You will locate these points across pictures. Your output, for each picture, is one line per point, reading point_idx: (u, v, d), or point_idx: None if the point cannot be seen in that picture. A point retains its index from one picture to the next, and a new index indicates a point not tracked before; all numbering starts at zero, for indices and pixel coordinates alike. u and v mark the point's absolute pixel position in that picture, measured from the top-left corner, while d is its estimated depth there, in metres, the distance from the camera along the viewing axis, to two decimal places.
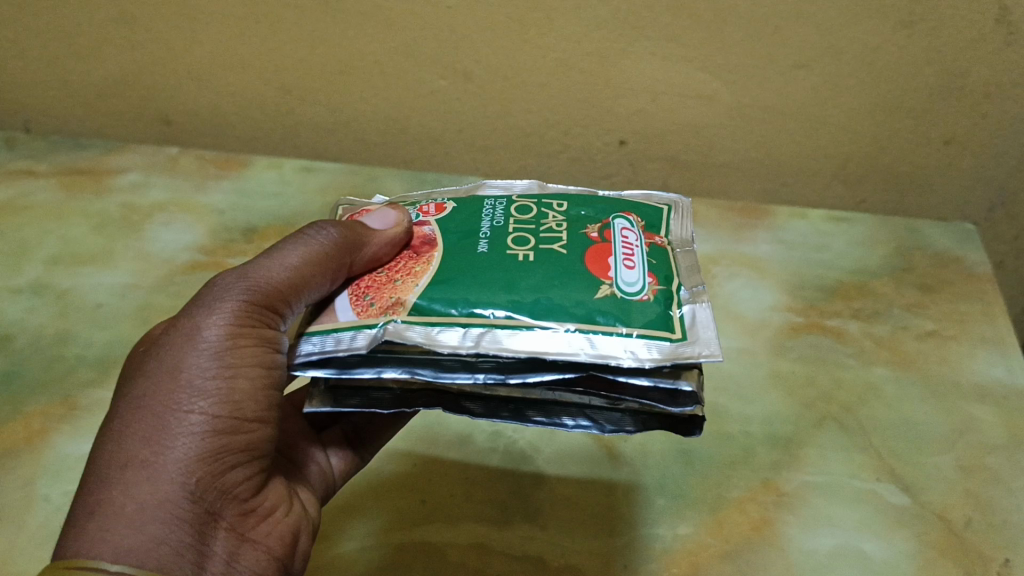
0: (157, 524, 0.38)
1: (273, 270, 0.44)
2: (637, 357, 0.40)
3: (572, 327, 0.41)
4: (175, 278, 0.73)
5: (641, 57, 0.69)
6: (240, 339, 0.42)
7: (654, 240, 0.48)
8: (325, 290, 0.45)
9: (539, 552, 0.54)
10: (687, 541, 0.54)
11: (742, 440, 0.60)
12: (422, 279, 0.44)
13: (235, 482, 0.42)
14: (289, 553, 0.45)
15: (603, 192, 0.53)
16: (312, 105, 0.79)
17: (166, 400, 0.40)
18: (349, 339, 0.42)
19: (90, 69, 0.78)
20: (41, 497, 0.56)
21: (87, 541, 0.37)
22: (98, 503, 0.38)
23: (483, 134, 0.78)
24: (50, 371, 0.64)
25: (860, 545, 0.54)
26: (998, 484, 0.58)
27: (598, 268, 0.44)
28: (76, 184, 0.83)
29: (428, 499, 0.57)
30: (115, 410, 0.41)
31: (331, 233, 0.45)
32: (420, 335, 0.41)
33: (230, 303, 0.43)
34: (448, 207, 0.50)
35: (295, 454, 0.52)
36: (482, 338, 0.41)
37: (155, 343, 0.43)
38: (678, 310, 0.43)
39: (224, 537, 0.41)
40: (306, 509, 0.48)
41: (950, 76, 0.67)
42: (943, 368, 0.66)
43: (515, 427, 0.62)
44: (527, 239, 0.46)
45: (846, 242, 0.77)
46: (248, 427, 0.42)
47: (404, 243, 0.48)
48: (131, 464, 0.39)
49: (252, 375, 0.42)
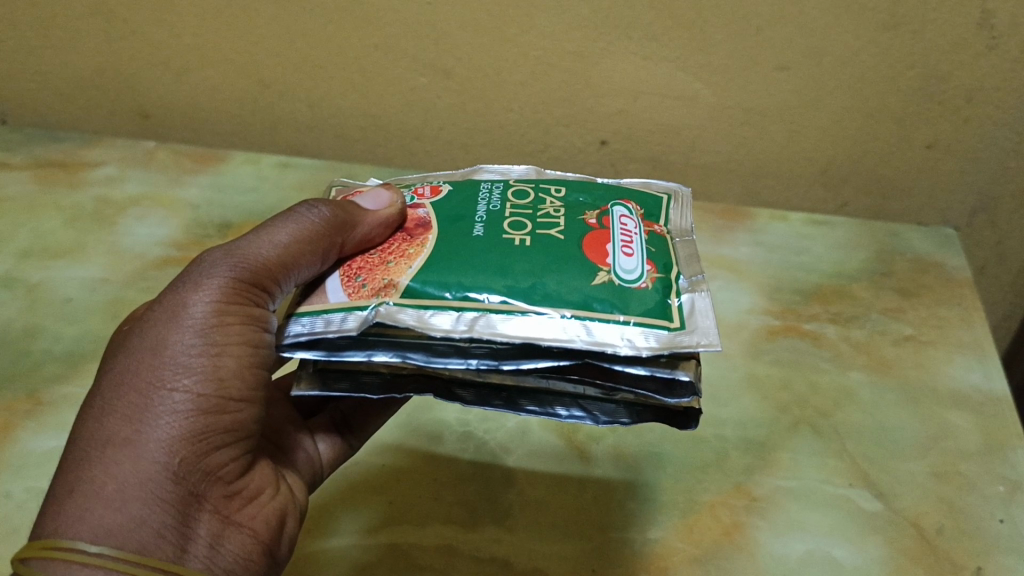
0: (138, 505, 0.38)
1: (262, 248, 0.43)
2: (633, 346, 0.40)
3: (568, 313, 0.41)
4: (146, 273, 0.72)
5: (623, 56, 0.69)
6: (226, 316, 0.42)
7: (652, 228, 0.47)
8: (316, 269, 0.44)
9: (506, 554, 0.53)
10: (658, 545, 0.54)
11: (714, 443, 0.60)
12: (416, 261, 0.43)
13: (219, 464, 0.41)
14: (275, 538, 0.44)
15: (603, 179, 0.53)
16: (291, 100, 0.78)
17: (150, 376, 0.40)
18: (339, 321, 0.41)
19: (68, 60, 0.78)
20: (4, 493, 0.55)
21: (66, 520, 0.37)
22: (78, 482, 0.38)
23: (462, 132, 0.78)
24: (17, 366, 0.63)
25: (831, 551, 0.54)
26: (972, 492, 0.57)
27: (596, 254, 0.44)
28: (51, 177, 0.82)
29: (394, 500, 0.56)
30: (97, 387, 0.41)
31: (322, 212, 0.44)
32: (412, 318, 0.40)
33: (217, 279, 0.42)
34: (443, 190, 0.49)
35: (282, 440, 0.51)
36: (476, 322, 0.40)
37: (139, 321, 0.42)
38: (676, 299, 0.43)
39: (208, 520, 0.41)
40: (292, 493, 0.48)
41: (932, 80, 0.67)
42: (919, 373, 0.65)
43: (486, 427, 0.61)
44: (524, 223, 0.46)
45: (825, 245, 0.77)
46: (233, 407, 0.41)
47: (398, 225, 0.47)
48: (113, 442, 0.38)
49: (238, 353, 0.42)
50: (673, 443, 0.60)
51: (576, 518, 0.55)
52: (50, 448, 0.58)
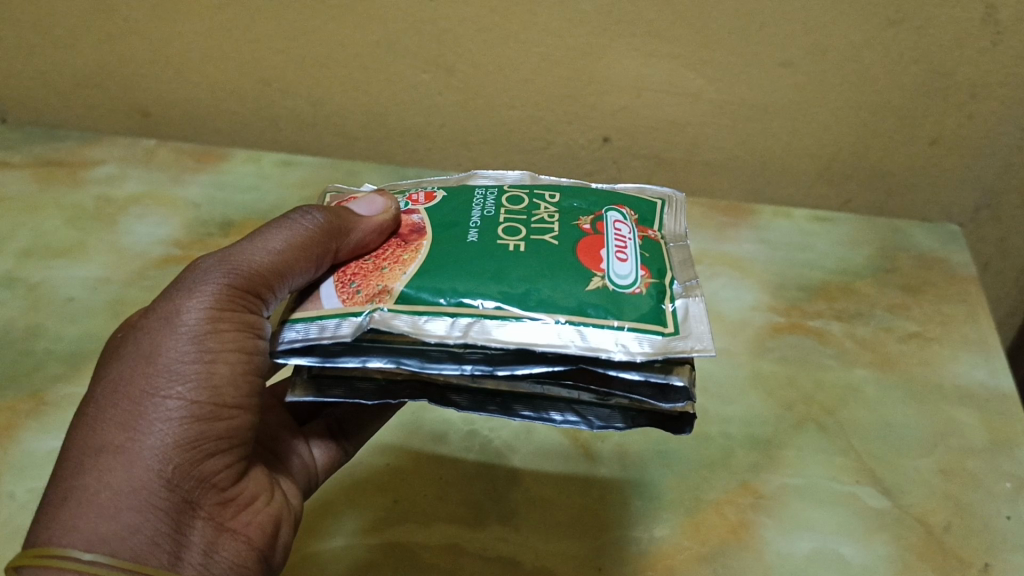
0: (132, 513, 0.38)
1: (256, 254, 0.43)
2: (628, 351, 0.39)
3: (562, 319, 0.40)
4: (148, 272, 0.72)
5: (625, 53, 0.68)
6: (219, 323, 0.41)
7: (646, 234, 0.47)
8: (310, 275, 0.44)
9: (513, 553, 0.53)
10: (664, 543, 0.53)
11: (719, 441, 0.59)
12: (410, 267, 0.43)
13: (213, 471, 0.41)
14: (270, 544, 0.44)
15: (598, 184, 0.53)
16: (292, 98, 0.78)
17: (143, 384, 0.39)
18: (333, 327, 0.40)
19: (68, 58, 0.77)
20: (6, 494, 0.55)
21: (60, 528, 0.37)
22: (71, 489, 0.37)
23: (465, 129, 0.77)
24: (19, 366, 0.63)
25: (838, 548, 0.53)
26: (979, 488, 0.57)
27: (590, 259, 0.44)
28: (51, 176, 0.81)
29: (400, 500, 0.56)
30: (90, 394, 0.40)
31: (316, 218, 0.44)
32: (406, 323, 0.40)
33: (212, 286, 0.42)
34: (437, 196, 0.49)
35: (277, 446, 0.51)
36: (471, 328, 0.40)
37: (132, 327, 0.42)
38: (670, 304, 0.42)
39: (202, 527, 0.41)
40: (287, 499, 0.47)
41: (936, 76, 0.67)
42: (924, 369, 0.65)
43: (491, 426, 0.61)
44: (518, 229, 0.45)
45: (829, 242, 0.76)
46: (227, 413, 0.41)
47: (392, 231, 0.46)
48: (106, 450, 0.38)
49: (233, 360, 0.42)
50: (678, 441, 0.60)
51: (582, 518, 0.55)
52: (52, 449, 0.58)
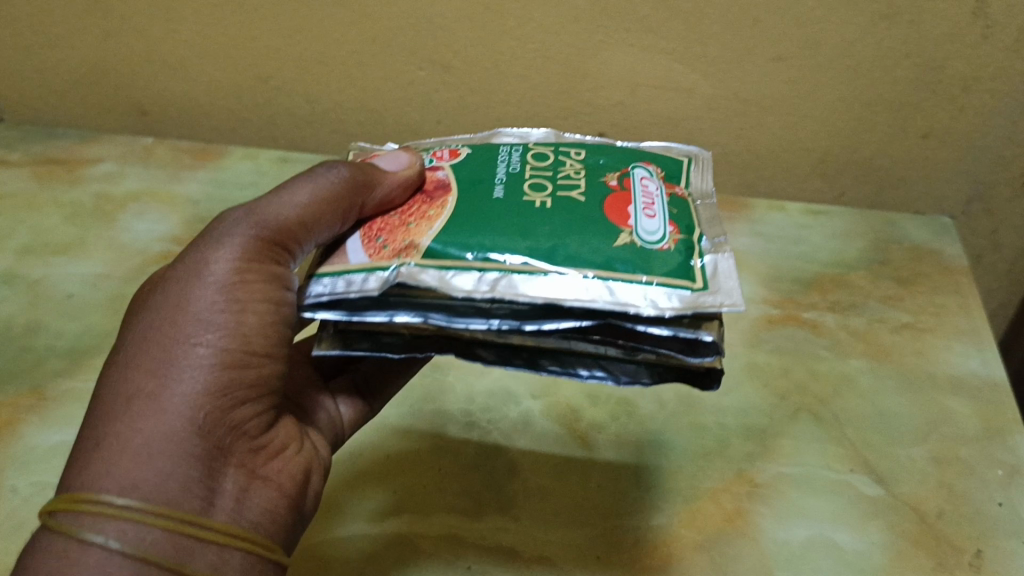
0: (165, 460, 0.38)
1: (284, 207, 0.43)
2: (657, 306, 0.39)
3: (591, 275, 0.40)
4: (148, 269, 0.72)
5: (621, 48, 0.69)
6: (248, 274, 0.42)
7: (673, 191, 0.48)
8: (337, 230, 0.45)
9: (512, 543, 0.54)
10: (661, 531, 0.54)
11: (715, 431, 0.60)
12: (436, 223, 0.44)
13: (245, 419, 0.41)
14: (300, 492, 0.45)
15: (624, 142, 0.53)
16: (289, 95, 0.78)
17: (174, 333, 0.40)
18: (360, 281, 0.41)
19: (66, 57, 0.78)
20: (9, 488, 0.55)
21: (93, 475, 0.37)
22: (103, 438, 0.38)
23: (461, 125, 0.78)
24: (20, 362, 0.64)
25: (833, 535, 0.54)
26: (972, 476, 0.58)
27: (617, 216, 0.44)
28: (49, 174, 0.81)
29: (399, 491, 0.57)
30: (122, 345, 0.41)
31: (341, 171, 0.45)
32: (434, 279, 0.40)
33: (238, 238, 0.42)
34: (461, 151, 0.50)
35: (303, 400, 0.51)
36: (499, 283, 0.40)
37: (162, 280, 0.43)
38: (699, 259, 0.42)
39: (235, 474, 0.41)
40: (316, 450, 0.48)
41: (927, 69, 0.67)
42: (917, 359, 0.66)
43: (489, 418, 0.62)
44: (544, 186, 0.46)
45: (823, 235, 0.77)
46: (258, 361, 0.42)
47: (417, 187, 0.47)
48: (138, 399, 0.39)
49: (263, 311, 0.42)
50: (676, 432, 0.60)
51: (579, 508, 0.56)
52: (54, 444, 0.58)
